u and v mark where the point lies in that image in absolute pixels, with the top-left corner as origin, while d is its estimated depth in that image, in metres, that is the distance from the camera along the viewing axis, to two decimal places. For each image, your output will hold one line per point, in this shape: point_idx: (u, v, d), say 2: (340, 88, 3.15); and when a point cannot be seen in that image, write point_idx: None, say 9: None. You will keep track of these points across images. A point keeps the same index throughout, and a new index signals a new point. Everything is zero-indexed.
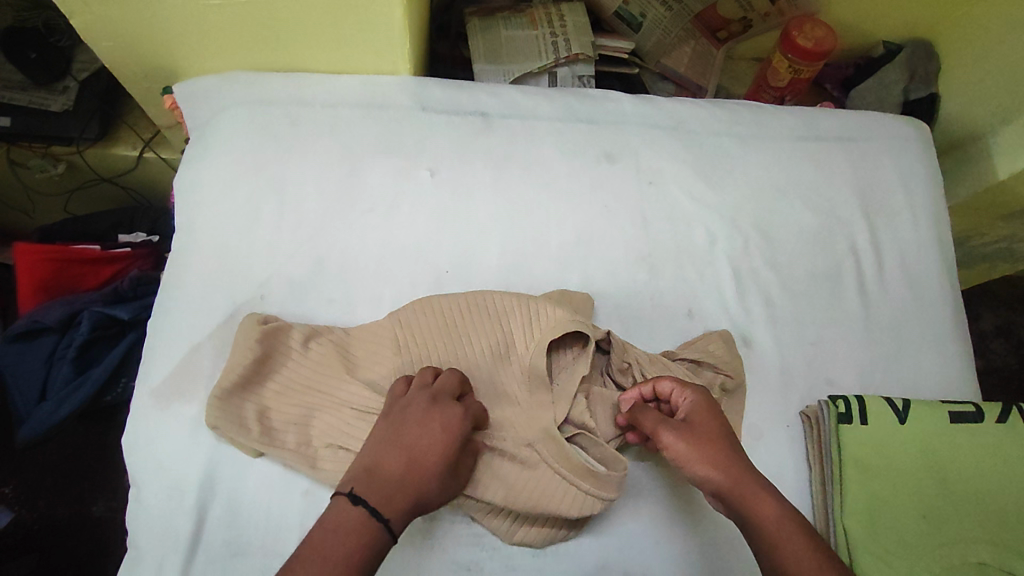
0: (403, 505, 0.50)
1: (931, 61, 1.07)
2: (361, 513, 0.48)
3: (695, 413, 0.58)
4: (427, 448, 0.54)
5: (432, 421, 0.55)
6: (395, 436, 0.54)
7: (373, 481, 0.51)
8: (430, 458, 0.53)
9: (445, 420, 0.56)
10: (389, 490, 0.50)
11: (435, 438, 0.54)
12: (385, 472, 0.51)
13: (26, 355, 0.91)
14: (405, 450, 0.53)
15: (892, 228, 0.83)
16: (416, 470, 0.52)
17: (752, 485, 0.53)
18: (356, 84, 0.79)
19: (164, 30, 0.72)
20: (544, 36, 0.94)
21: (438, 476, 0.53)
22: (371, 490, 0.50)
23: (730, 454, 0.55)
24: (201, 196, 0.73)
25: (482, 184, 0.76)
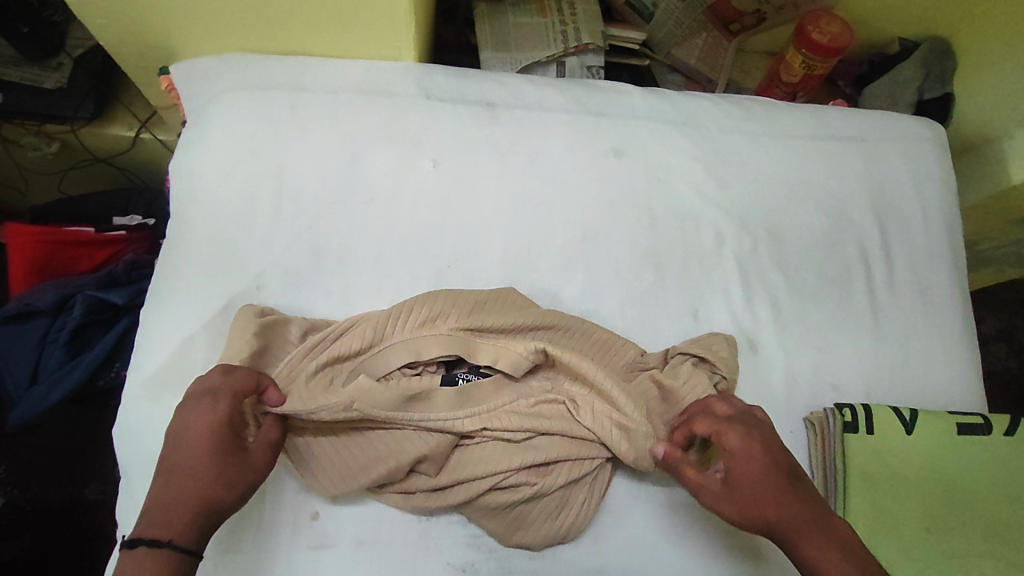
0: (189, 524, 0.48)
1: (947, 61, 1.04)
2: (146, 552, 0.46)
3: (734, 463, 0.55)
4: (196, 458, 0.51)
5: (194, 426, 0.52)
6: (174, 451, 0.51)
7: (151, 515, 0.48)
8: (201, 474, 0.50)
9: (209, 419, 0.52)
10: (178, 513, 0.48)
11: (201, 444, 0.51)
12: (165, 501, 0.49)
13: (17, 339, 0.90)
14: (177, 466, 0.50)
15: (904, 233, 0.81)
16: (197, 481, 0.50)
17: (776, 507, 0.52)
18: (358, 69, 0.77)
19: (161, 9, 0.69)
20: (553, 24, 0.91)
21: (222, 479, 0.51)
22: (151, 526, 0.47)
23: (774, 495, 0.52)
24: (197, 183, 0.71)
25: (487, 177, 0.74)
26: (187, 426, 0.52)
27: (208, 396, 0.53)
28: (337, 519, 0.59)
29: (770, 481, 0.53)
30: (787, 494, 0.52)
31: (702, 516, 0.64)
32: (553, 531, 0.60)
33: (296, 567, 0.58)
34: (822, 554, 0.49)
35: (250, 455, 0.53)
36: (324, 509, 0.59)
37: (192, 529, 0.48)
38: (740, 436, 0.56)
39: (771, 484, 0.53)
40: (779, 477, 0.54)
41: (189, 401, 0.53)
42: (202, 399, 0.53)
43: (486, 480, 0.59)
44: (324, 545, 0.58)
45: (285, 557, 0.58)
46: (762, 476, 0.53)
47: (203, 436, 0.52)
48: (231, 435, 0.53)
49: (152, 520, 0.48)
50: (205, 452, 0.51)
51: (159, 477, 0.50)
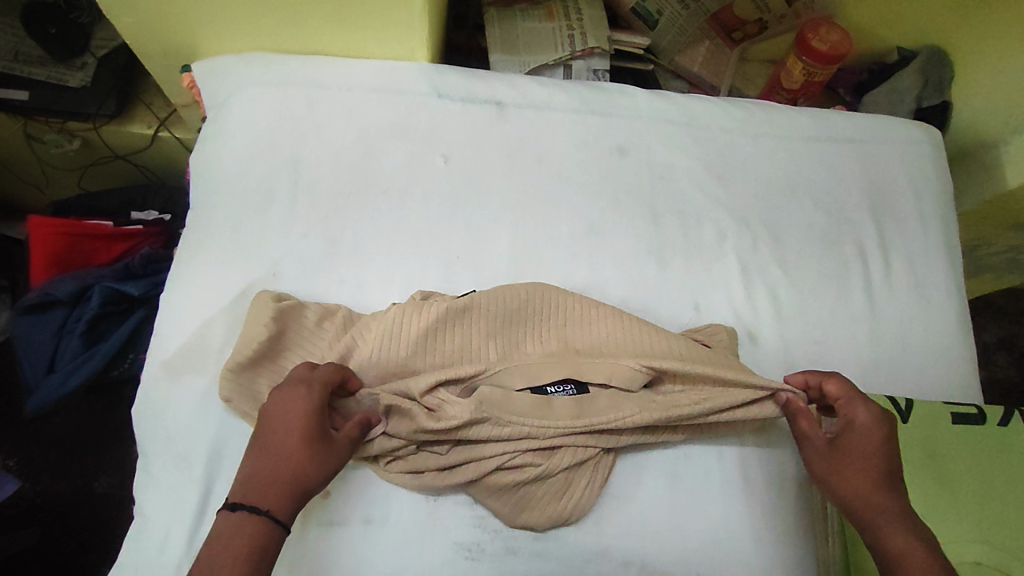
0: (283, 499, 0.52)
1: (945, 69, 1.07)
2: (242, 517, 0.50)
3: (849, 434, 0.60)
4: (296, 438, 0.54)
5: (289, 412, 0.55)
6: (273, 429, 0.54)
7: (249, 485, 0.52)
8: (301, 453, 0.53)
9: (302, 407, 0.55)
10: (273, 486, 0.52)
11: (296, 429, 0.54)
12: (261, 474, 0.52)
13: (35, 328, 0.92)
14: (272, 445, 0.54)
15: (901, 232, 0.83)
16: (296, 461, 0.53)
17: (873, 493, 0.57)
18: (373, 69, 0.80)
19: (186, 9, 0.72)
20: (561, 29, 0.94)
21: (315, 462, 0.54)
22: (250, 495, 0.51)
23: (877, 475, 0.58)
24: (216, 175, 0.74)
25: (496, 173, 0.77)
26: (287, 409, 0.55)
27: (309, 383, 0.56)
28: (347, 498, 0.61)
29: (872, 465, 0.58)
30: (884, 478, 0.58)
31: (703, 500, 0.65)
32: (556, 512, 0.61)
33: (307, 543, 0.59)
34: (907, 545, 0.55)
35: (337, 444, 0.56)
36: (335, 488, 0.61)
37: (287, 504, 0.52)
38: (869, 412, 0.60)
39: (871, 469, 0.58)
40: (878, 467, 0.58)
41: (280, 386, 0.56)
42: (292, 385, 0.56)
43: (491, 460, 0.61)
44: (335, 522, 0.60)
45: (297, 533, 0.60)
46: (869, 460, 0.58)
47: (297, 422, 0.54)
48: (320, 424, 0.55)
49: (251, 488, 0.52)
50: (297, 437, 0.54)
51: (254, 452, 0.54)
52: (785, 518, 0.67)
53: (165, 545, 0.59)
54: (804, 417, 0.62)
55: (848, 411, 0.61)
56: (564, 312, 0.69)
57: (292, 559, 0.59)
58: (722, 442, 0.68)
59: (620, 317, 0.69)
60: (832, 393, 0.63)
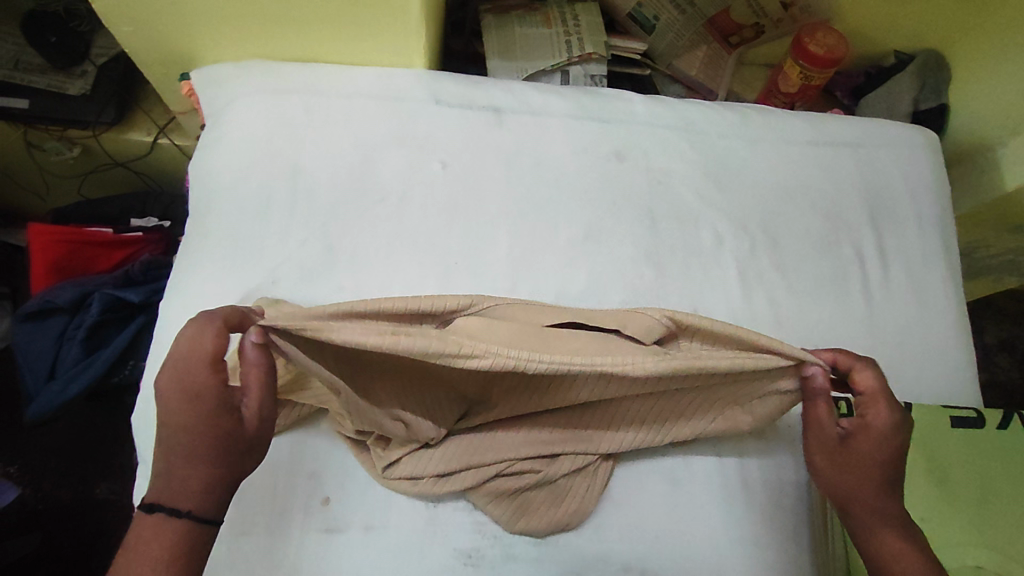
0: (204, 496, 0.50)
1: (943, 73, 1.08)
2: (161, 519, 0.48)
3: (861, 435, 0.58)
4: (199, 431, 0.49)
5: (185, 400, 0.50)
6: (174, 421, 0.50)
7: (167, 484, 0.49)
8: (207, 446, 0.49)
9: (203, 396, 0.50)
10: (189, 482, 0.49)
11: (199, 417, 0.49)
12: (174, 469, 0.49)
13: (36, 335, 0.92)
14: (174, 436, 0.49)
15: (899, 236, 0.83)
16: (204, 456, 0.50)
17: (874, 497, 0.57)
18: (371, 75, 0.80)
19: (184, 17, 0.73)
20: (558, 35, 0.95)
21: (227, 454, 0.50)
22: (172, 495, 0.49)
23: (876, 477, 0.57)
24: (215, 183, 0.74)
25: (493, 178, 0.77)
26: (188, 399, 0.50)
27: (208, 368, 0.50)
28: (347, 505, 0.61)
29: (881, 469, 0.57)
30: (890, 483, 0.57)
31: (702, 506, 0.65)
32: (557, 518, 0.61)
33: (306, 550, 0.59)
34: (895, 546, 0.56)
35: (249, 427, 0.52)
36: (335, 495, 0.61)
37: (206, 500, 0.50)
38: (888, 412, 0.58)
39: (876, 471, 0.57)
40: (888, 472, 0.57)
41: (173, 369, 0.50)
42: (187, 367, 0.50)
43: (491, 467, 0.61)
44: (334, 529, 0.60)
45: (296, 541, 0.60)
46: (879, 464, 0.57)
47: (197, 412, 0.50)
48: (226, 414, 0.50)
49: (171, 486, 0.49)
50: (203, 425, 0.50)
51: (164, 443, 0.50)
52: (784, 522, 0.67)
53: None
54: (822, 403, 0.58)
55: (868, 411, 0.58)
56: (561, 311, 0.68)
57: (292, 565, 0.59)
58: (721, 448, 0.68)
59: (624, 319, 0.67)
60: (861, 385, 0.59)
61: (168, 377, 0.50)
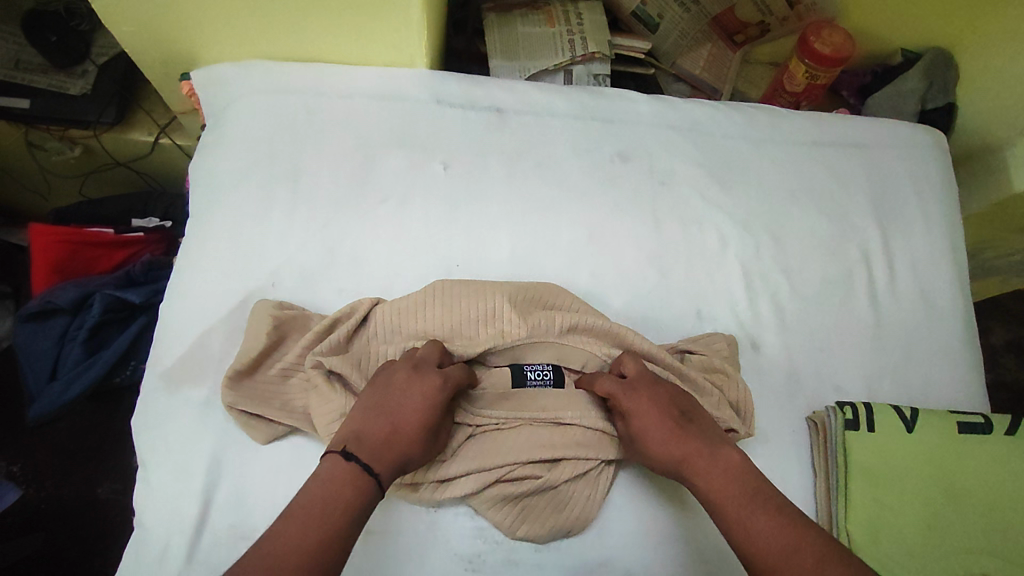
0: (391, 467, 0.53)
1: (952, 71, 1.06)
2: (354, 469, 0.51)
3: (631, 419, 0.60)
4: (408, 414, 0.55)
5: (415, 389, 0.57)
6: (384, 403, 0.56)
7: (363, 443, 0.53)
8: (414, 430, 0.55)
9: (432, 390, 0.57)
10: (384, 451, 0.53)
11: (419, 407, 0.56)
12: (373, 438, 0.53)
13: (37, 336, 0.92)
14: (390, 412, 0.55)
15: (906, 237, 0.82)
16: (405, 437, 0.54)
17: (669, 449, 0.57)
18: (372, 76, 0.79)
19: (184, 17, 0.72)
20: (561, 34, 0.94)
21: (419, 446, 0.55)
22: (368, 452, 0.52)
23: (668, 442, 0.58)
24: (215, 184, 0.74)
25: (496, 179, 0.76)
26: (410, 388, 0.57)
27: (434, 370, 0.58)
28: None
29: (658, 429, 0.58)
30: (670, 431, 0.58)
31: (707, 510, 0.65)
32: (558, 523, 0.61)
33: None
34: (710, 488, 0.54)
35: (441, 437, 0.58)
36: None
37: (392, 471, 0.53)
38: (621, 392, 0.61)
39: (655, 439, 0.58)
40: (665, 423, 0.58)
41: (412, 364, 0.59)
42: (423, 368, 0.58)
43: (492, 472, 0.60)
44: None
45: None
46: (651, 426, 0.58)
47: (421, 401, 0.56)
48: (439, 415, 0.57)
49: (366, 442, 0.53)
50: (423, 414, 0.56)
51: (368, 412, 0.55)
52: None
53: (165, 557, 0.59)
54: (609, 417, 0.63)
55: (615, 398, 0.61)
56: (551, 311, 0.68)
57: None
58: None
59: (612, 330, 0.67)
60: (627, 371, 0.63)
61: (398, 371, 0.58)
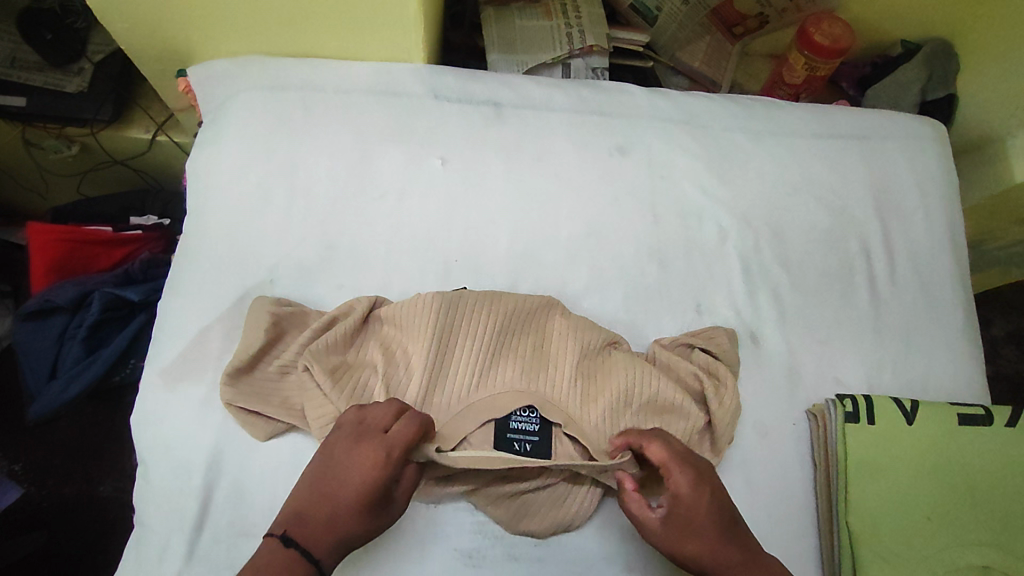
0: (332, 545, 0.53)
1: (951, 62, 1.05)
2: (293, 555, 0.51)
3: (682, 510, 0.56)
4: (348, 489, 0.53)
5: (356, 464, 0.54)
6: (325, 477, 0.55)
7: (302, 521, 0.53)
8: (354, 507, 0.53)
9: (372, 465, 0.54)
10: (321, 530, 0.53)
11: (360, 485, 0.53)
12: (314, 513, 0.53)
13: (37, 335, 0.92)
14: (332, 489, 0.54)
15: (905, 229, 0.82)
16: (345, 512, 0.53)
17: (715, 550, 0.55)
18: (369, 71, 0.79)
19: (179, 13, 0.72)
20: (559, 27, 0.93)
21: (363, 519, 0.53)
22: (304, 530, 0.52)
23: (718, 531, 0.56)
24: (212, 181, 0.73)
25: (494, 174, 0.76)
26: (352, 459, 0.54)
27: (372, 437, 0.55)
28: None
29: (708, 532, 0.55)
30: (718, 534, 0.55)
31: None
32: (557, 518, 0.61)
33: None
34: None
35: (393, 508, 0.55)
36: None
37: (332, 553, 0.53)
38: (687, 478, 0.57)
39: (712, 526, 0.56)
40: (712, 518, 0.56)
41: (352, 434, 0.55)
42: (366, 438, 0.55)
43: (490, 473, 0.61)
44: None
45: None
46: (699, 521, 0.56)
47: (361, 477, 0.53)
48: (382, 488, 0.54)
49: (307, 526, 0.53)
50: (363, 488, 0.53)
51: (315, 486, 0.55)
52: (787, 520, 0.66)
53: (165, 554, 0.59)
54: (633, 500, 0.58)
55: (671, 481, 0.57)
56: (538, 313, 0.67)
57: None
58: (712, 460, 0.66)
59: (600, 330, 0.68)
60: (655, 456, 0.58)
61: (338, 443, 0.55)
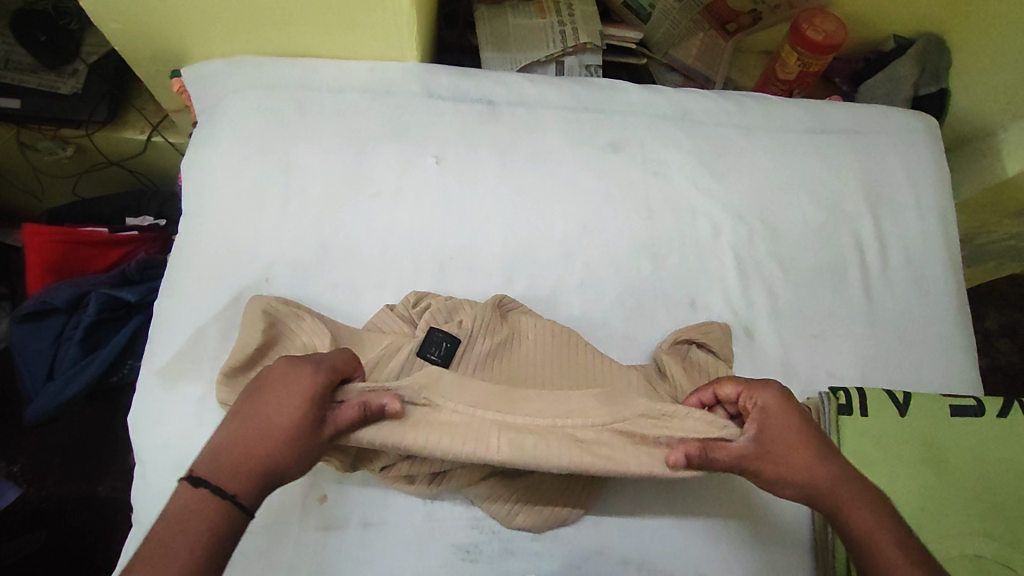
0: (252, 482, 0.47)
1: (943, 57, 1.06)
2: (205, 495, 0.45)
3: (775, 427, 0.54)
4: (275, 417, 0.48)
5: (285, 391, 0.49)
6: (247, 410, 0.49)
7: (216, 458, 0.47)
8: (281, 436, 0.48)
9: (305, 389, 0.50)
10: (240, 465, 0.47)
11: (292, 412, 0.49)
12: (235, 449, 0.47)
13: (33, 336, 0.92)
14: (259, 426, 0.48)
15: (898, 223, 0.82)
16: (271, 443, 0.48)
17: (814, 474, 0.53)
18: (362, 70, 0.79)
19: (172, 14, 0.72)
20: (552, 25, 0.94)
21: (292, 449, 0.48)
22: (219, 469, 0.46)
23: (817, 452, 0.54)
24: (208, 181, 0.73)
25: (489, 171, 0.77)
26: (278, 384, 0.50)
27: (300, 360, 0.52)
28: (346, 501, 0.61)
29: (807, 447, 0.54)
30: (818, 451, 0.54)
31: (702, 500, 0.65)
32: (552, 514, 0.61)
33: (304, 548, 0.59)
34: (865, 520, 0.52)
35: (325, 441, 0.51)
36: (332, 493, 0.61)
37: (253, 490, 0.46)
38: (771, 392, 0.55)
39: (809, 447, 0.54)
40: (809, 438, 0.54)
41: (278, 364, 0.52)
42: (296, 364, 0.51)
43: (478, 470, 0.61)
44: (332, 526, 0.60)
45: (294, 539, 0.59)
46: (789, 448, 0.54)
47: (291, 403, 0.49)
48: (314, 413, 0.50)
49: (222, 468, 0.46)
50: (292, 415, 0.49)
51: (234, 425, 0.48)
52: (783, 513, 0.66)
53: None
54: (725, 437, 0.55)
55: (754, 401, 0.56)
56: (532, 328, 0.68)
57: (288, 563, 0.59)
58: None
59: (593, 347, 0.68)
60: (728, 395, 0.58)
61: (264, 373, 0.51)
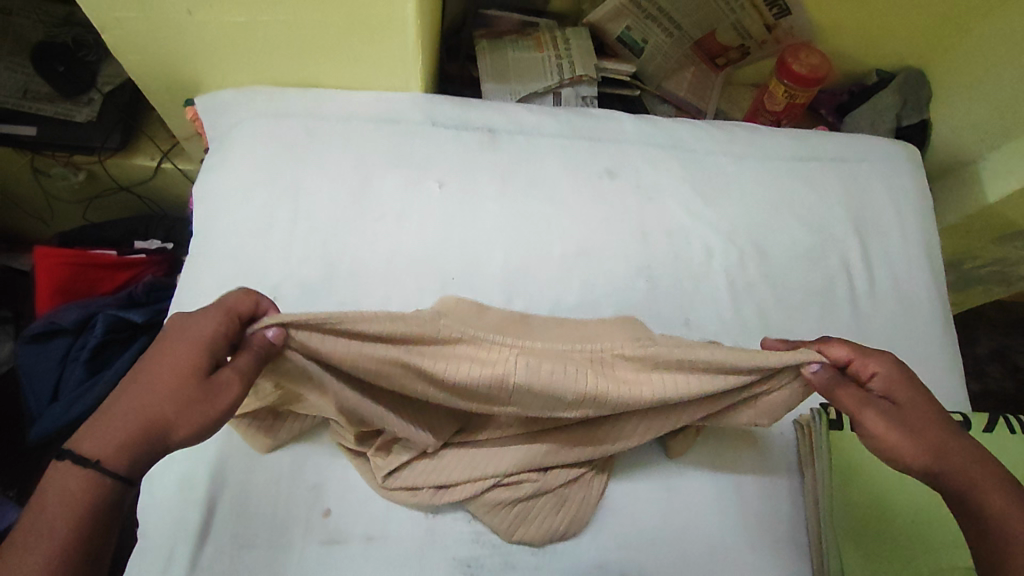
0: (128, 440, 0.47)
1: (924, 89, 1.11)
2: (69, 467, 0.45)
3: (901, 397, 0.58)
4: (156, 374, 0.49)
5: (165, 352, 0.51)
6: (135, 374, 0.50)
7: (95, 423, 0.47)
8: (161, 391, 0.49)
9: (185, 345, 0.51)
10: (114, 426, 0.47)
11: (172, 364, 0.50)
12: (116, 409, 0.48)
13: (40, 356, 0.94)
14: (138, 387, 0.49)
15: (883, 247, 0.85)
16: (151, 398, 0.49)
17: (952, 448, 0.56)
18: (369, 100, 0.83)
19: (188, 45, 0.76)
20: (549, 58, 0.99)
21: (174, 403, 0.49)
22: (95, 437, 0.47)
23: (943, 429, 0.57)
24: (220, 203, 0.76)
25: (489, 195, 0.80)
26: (164, 346, 0.51)
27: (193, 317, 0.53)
28: (348, 516, 0.62)
29: (934, 425, 0.57)
30: (947, 428, 0.57)
31: (698, 516, 0.66)
32: (552, 528, 0.62)
33: (307, 563, 0.60)
34: (1008, 501, 0.53)
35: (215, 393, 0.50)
36: (335, 508, 0.62)
37: (126, 448, 0.47)
38: (887, 360, 0.60)
39: (938, 424, 0.57)
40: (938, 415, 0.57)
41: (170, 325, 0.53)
42: (185, 323, 0.52)
43: (486, 479, 0.63)
44: (335, 541, 0.61)
45: (297, 553, 0.60)
46: (925, 416, 0.57)
47: (171, 357, 0.50)
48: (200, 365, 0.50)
49: (96, 434, 0.47)
50: (173, 370, 0.50)
51: (121, 389, 0.49)
52: (777, 529, 0.68)
53: (167, 568, 0.59)
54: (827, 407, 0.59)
55: (870, 366, 0.60)
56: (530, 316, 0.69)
57: None
58: (699, 471, 0.68)
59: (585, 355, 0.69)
60: (840, 358, 0.60)
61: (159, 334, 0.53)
